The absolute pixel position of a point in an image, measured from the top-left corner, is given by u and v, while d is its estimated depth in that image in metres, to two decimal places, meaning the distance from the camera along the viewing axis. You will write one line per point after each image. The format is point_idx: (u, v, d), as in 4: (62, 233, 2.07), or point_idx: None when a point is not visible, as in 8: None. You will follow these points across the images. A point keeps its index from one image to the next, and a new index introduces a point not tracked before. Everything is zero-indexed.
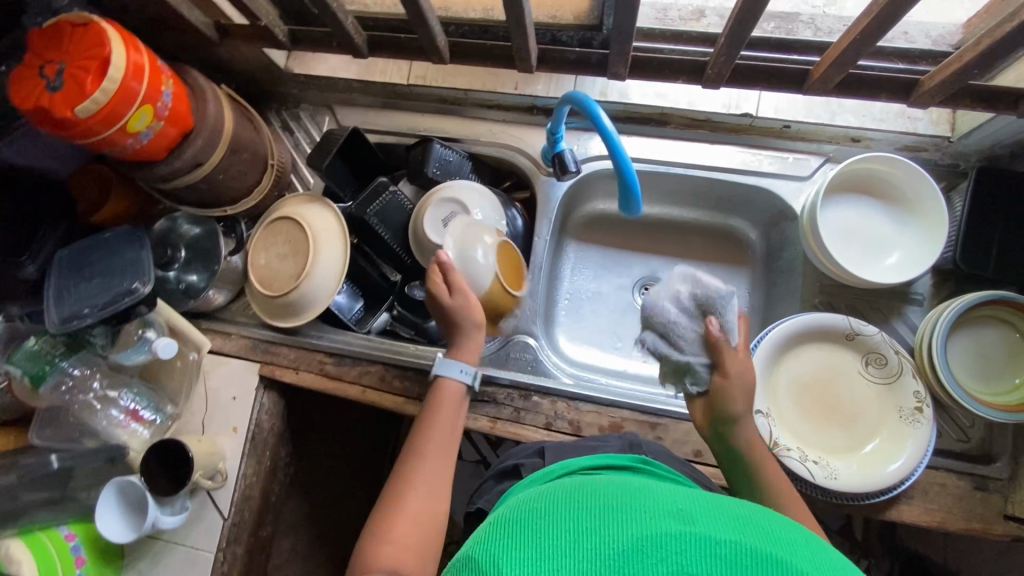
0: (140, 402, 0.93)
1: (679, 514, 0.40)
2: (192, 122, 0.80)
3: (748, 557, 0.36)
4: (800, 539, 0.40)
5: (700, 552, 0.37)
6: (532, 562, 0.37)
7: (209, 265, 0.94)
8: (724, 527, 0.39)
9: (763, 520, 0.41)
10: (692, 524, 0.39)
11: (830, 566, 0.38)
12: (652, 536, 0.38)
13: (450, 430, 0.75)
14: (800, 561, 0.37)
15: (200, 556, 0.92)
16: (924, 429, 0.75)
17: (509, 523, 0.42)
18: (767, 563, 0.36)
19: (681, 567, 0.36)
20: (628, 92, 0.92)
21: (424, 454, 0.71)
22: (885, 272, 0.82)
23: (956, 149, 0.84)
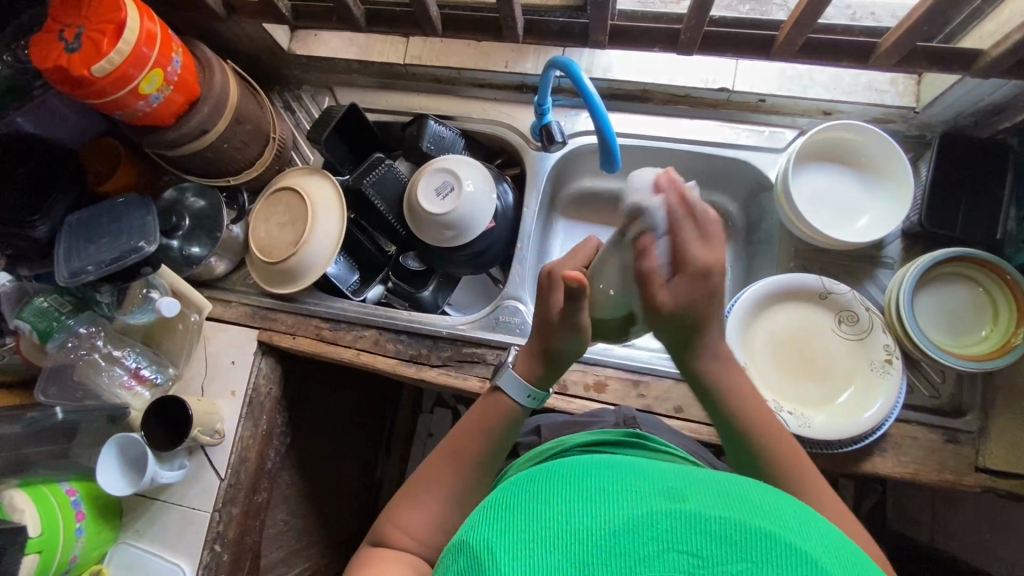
0: (141, 362, 0.97)
1: (669, 489, 0.39)
2: (198, 90, 0.85)
3: (738, 532, 0.36)
4: (796, 516, 0.39)
5: (691, 530, 0.36)
6: (523, 545, 0.37)
7: (210, 233, 0.98)
8: (714, 499, 0.38)
9: (758, 495, 0.40)
10: (683, 500, 0.38)
11: (822, 539, 0.38)
12: (643, 516, 0.37)
13: (492, 448, 0.63)
14: (792, 534, 0.37)
15: (196, 516, 0.95)
16: (894, 379, 0.78)
17: (498, 507, 0.41)
18: (761, 540, 0.36)
19: (672, 546, 0.36)
20: (611, 67, 0.97)
21: (464, 456, 0.62)
22: (855, 233, 0.87)
23: (922, 120, 0.89)
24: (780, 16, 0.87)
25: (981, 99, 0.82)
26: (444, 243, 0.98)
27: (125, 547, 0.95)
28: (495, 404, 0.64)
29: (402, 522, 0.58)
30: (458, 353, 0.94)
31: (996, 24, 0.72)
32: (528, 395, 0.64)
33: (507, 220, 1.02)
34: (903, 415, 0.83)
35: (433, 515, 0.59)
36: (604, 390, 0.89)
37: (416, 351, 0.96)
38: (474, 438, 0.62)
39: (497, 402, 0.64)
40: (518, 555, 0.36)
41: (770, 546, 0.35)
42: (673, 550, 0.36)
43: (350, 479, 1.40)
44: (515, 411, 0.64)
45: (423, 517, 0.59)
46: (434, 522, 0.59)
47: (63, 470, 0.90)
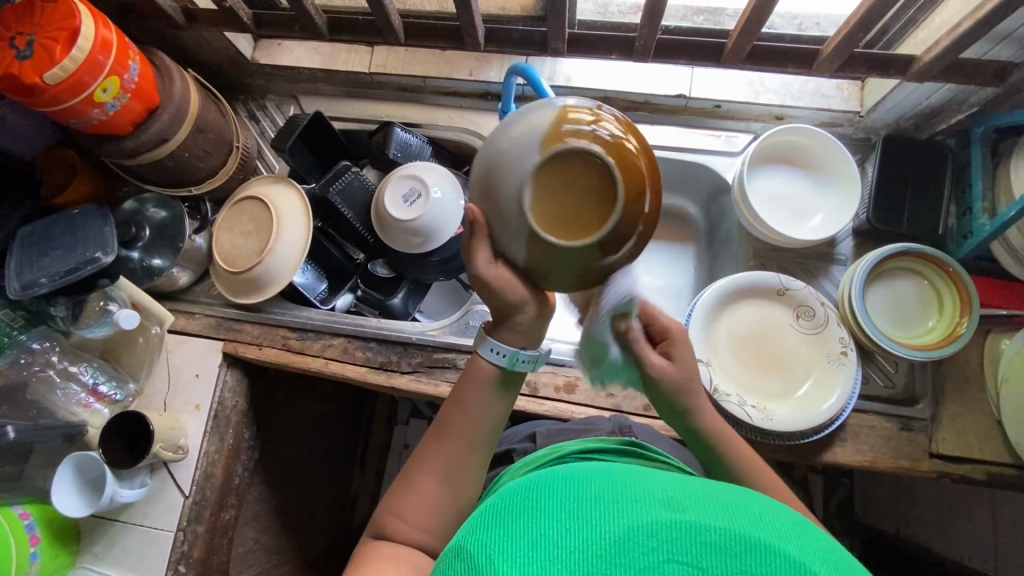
0: (100, 377, 0.94)
1: (668, 501, 0.42)
2: (158, 98, 0.84)
3: (737, 542, 0.38)
4: (795, 524, 0.41)
5: (690, 540, 0.38)
6: (525, 554, 0.39)
7: (172, 244, 0.96)
8: (713, 511, 0.40)
9: (756, 504, 0.42)
10: (682, 511, 0.40)
11: (821, 551, 0.39)
12: (645, 526, 0.39)
13: (479, 421, 0.57)
14: (791, 546, 0.38)
15: (159, 536, 0.92)
16: (850, 369, 0.82)
17: (502, 513, 0.44)
18: (758, 550, 0.37)
19: (671, 556, 0.38)
20: (572, 76, 1.00)
21: (450, 436, 0.57)
22: (809, 232, 0.90)
23: (867, 123, 0.94)
24: (731, 27, 0.91)
25: (918, 103, 0.87)
26: (411, 248, 0.97)
27: (83, 572, 0.91)
28: (474, 373, 0.57)
29: (398, 510, 0.55)
30: (428, 359, 0.94)
31: (927, 31, 0.77)
32: (497, 352, 0.56)
33: None
34: (861, 406, 0.86)
35: (432, 501, 0.55)
36: (574, 391, 0.90)
37: (387, 359, 0.95)
38: (460, 413, 0.57)
39: (473, 372, 0.57)
40: (522, 560, 0.39)
41: (768, 557, 0.37)
42: (672, 560, 0.38)
43: (323, 494, 1.37)
44: (492, 374, 0.57)
45: (421, 504, 0.55)
46: (432, 508, 0.55)
47: (16, 493, 0.86)
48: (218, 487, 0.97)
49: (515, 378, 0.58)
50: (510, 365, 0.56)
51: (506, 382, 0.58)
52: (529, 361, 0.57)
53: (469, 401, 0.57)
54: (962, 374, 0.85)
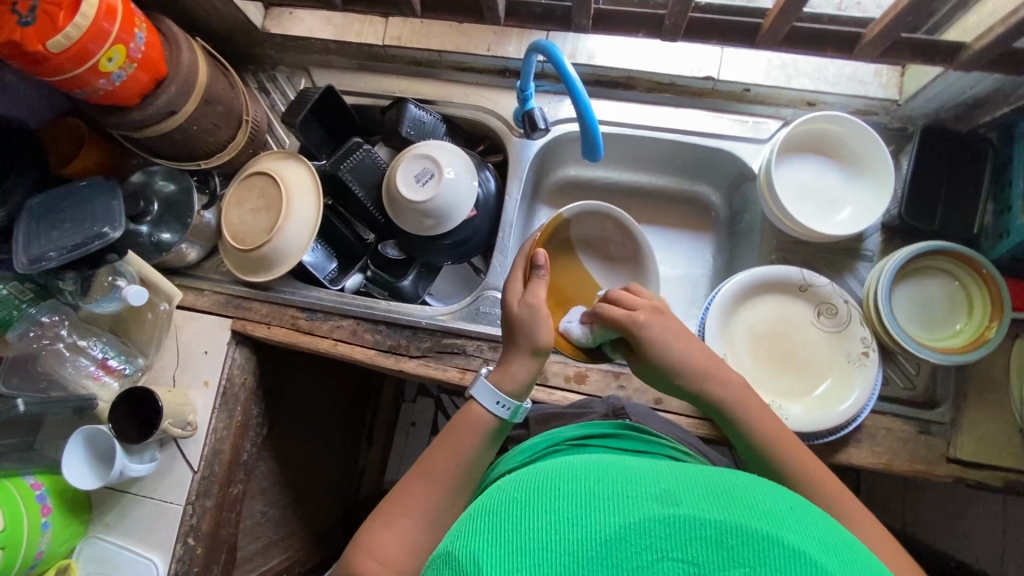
0: (109, 352, 0.94)
1: (661, 493, 0.39)
2: (165, 69, 0.82)
3: (734, 535, 0.36)
4: (796, 512, 0.39)
5: (686, 536, 0.36)
6: (507, 562, 0.36)
7: (181, 220, 0.95)
8: (708, 501, 0.38)
9: (749, 490, 0.40)
10: (675, 505, 0.38)
11: (819, 536, 0.38)
12: (636, 522, 0.37)
13: (469, 461, 0.64)
14: (791, 534, 0.36)
15: (169, 509, 0.93)
16: (870, 371, 0.79)
17: (480, 515, 0.41)
18: (758, 542, 0.35)
19: (666, 554, 0.35)
20: (596, 53, 0.96)
21: (438, 471, 0.63)
22: (836, 226, 0.87)
23: (904, 112, 0.90)
24: (767, 3, 0.85)
25: (962, 92, 0.82)
26: (423, 231, 0.96)
27: (95, 541, 0.93)
28: (469, 416, 0.65)
29: (372, 548, 0.59)
30: (437, 344, 0.93)
31: (979, 16, 0.71)
32: (500, 404, 0.65)
33: (488, 209, 1.01)
34: (878, 407, 0.84)
35: (404, 536, 0.60)
36: (585, 381, 0.89)
37: (396, 342, 0.93)
38: (449, 453, 0.63)
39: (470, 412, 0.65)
40: (509, 568, 0.35)
41: (770, 550, 0.35)
42: (667, 557, 0.35)
43: (330, 469, 1.39)
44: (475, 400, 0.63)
45: (393, 540, 0.59)
46: (405, 545, 0.59)
47: (28, 463, 0.87)
48: (226, 462, 0.98)
49: (508, 427, 0.67)
50: (510, 416, 0.66)
51: (501, 429, 0.66)
52: (523, 413, 0.67)
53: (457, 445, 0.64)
54: (987, 378, 0.83)
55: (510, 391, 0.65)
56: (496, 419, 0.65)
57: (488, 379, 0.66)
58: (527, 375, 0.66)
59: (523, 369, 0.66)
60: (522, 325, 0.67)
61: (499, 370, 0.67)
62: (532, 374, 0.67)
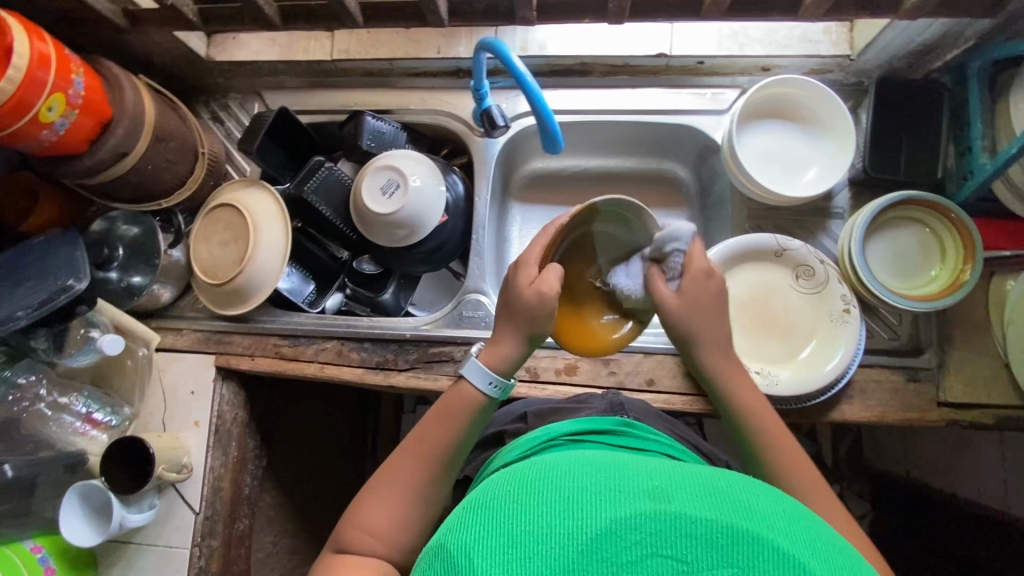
0: (93, 406, 0.92)
1: (654, 491, 0.40)
2: (110, 112, 0.80)
3: (723, 534, 0.37)
4: (789, 513, 0.40)
5: (675, 533, 0.37)
6: (504, 551, 0.37)
7: (149, 262, 0.93)
8: (700, 501, 0.39)
9: (744, 491, 0.41)
10: (667, 502, 0.39)
11: (810, 539, 0.38)
12: (627, 519, 0.38)
13: (459, 440, 0.65)
14: (779, 537, 0.37)
15: (176, 554, 0.92)
16: (852, 327, 0.80)
17: (478, 506, 0.42)
18: (746, 542, 0.36)
19: (656, 550, 0.37)
20: (547, 43, 0.95)
21: (427, 448, 0.65)
22: (805, 188, 0.87)
23: (858, 66, 0.89)
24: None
25: (911, 40, 0.82)
26: (396, 242, 0.95)
27: None
28: (459, 395, 0.66)
29: (364, 523, 0.62)
30: (425, 355, 0.92)
31: None
32: (491, 383, 0.65)
33: (460, 212, 1.00)
34: (865, 360, 0.85)
35: (393, 513, 0.63)
36: (576, 372, 0.89)
37: (382, 357, 0.92)
38: (442, 429, 0.65)
39: (460, 392, 0.66)
40: (502, 559, 0.37)
41: (757, 551, 0.36)
42: (656, 554, 0.37)
43: (339, 491, 1.38)
44: (478, 400, 0.66)
45: (380, 515, 0.62)
46: (394, 521, 0.62)
47: (26, 527, 0.86)
48: (228, 499, 0.97)
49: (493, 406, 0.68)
50: (498, 394, 0.66)
51: (490, 406, 0.67)
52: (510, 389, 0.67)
53: (447, 427, 0.65)
54: (968, 319, 0.84)
55: (501, 371, 0.66)
56: (483, 395, 0.65)
57: (479, 357, 0.66)
58: (515, 361, 0.66)
59: (509, 351, 0.65)
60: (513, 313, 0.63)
61: (488, 349, 0.66)
62: (520, 354, 0.66)
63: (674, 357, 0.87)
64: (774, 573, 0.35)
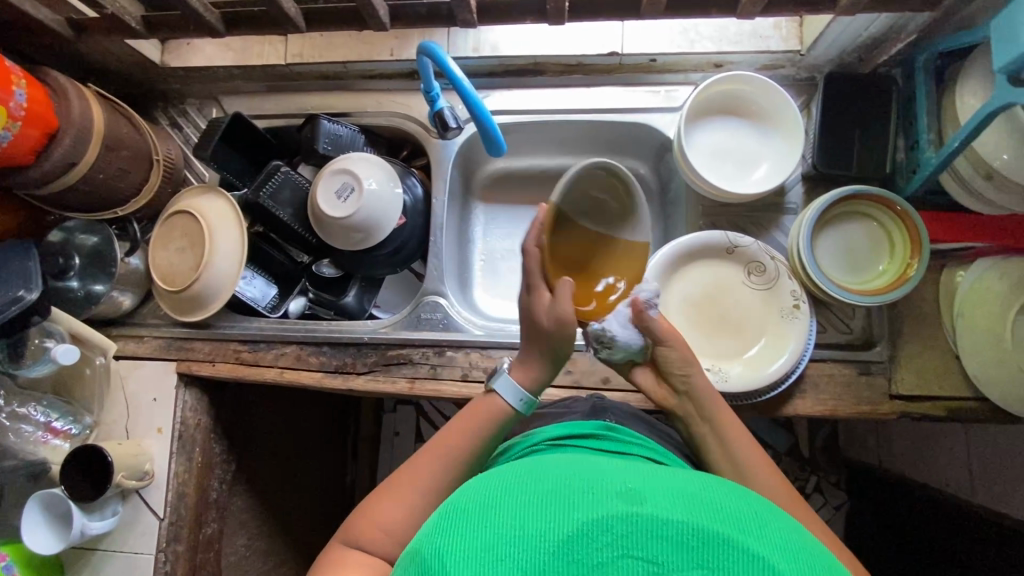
0: (53, 414, 0.92)
1: (627, 493, 0.39)
2: (56, 122, 0.80)
3: (695, 536, 0.35)
4: (767, 516, 0.39)
5: (648, 534, 0.36)
6: (477, 553, 0.36)
7: (104, 270, 0.93)
8: (672, 503, 0.38)
9: (720, 495, 0.40)
10: (639, 504, 0.37)
11: (785, 539, 0.37)
12: (598, 520, 0.37)
13: (481, 447, 0.65)
14: (752, 539, 0.36)
15: (142, 560, 0.93)
16: (802, 322, 0.81)
17: (451, 510, 0.40)
18: (718, 544, 0.35)
19: (629, 552, 0.35)
20: (499, 43, 0.95)
21: (449, 452, 0.64)
22: (756, 184, 0.87)
23: (809, 61, 0.89)
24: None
25: (858, 34, 0.82)
26: (353, 245, 0.95)
27: None
28: (488, 404, 0.68)
29: (378, 519, 0.58)
30: (383, 358, 0.92)
31: None
32: (520, 396, 0.68)
33: (418, 214, 1.00)
34: (818, 355, 0.85)
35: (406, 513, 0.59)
36: None
37: (341, 361, 0.93)
38: (466, 433, 0.65)
39: (490, 401, 0.68)
40: (475, 561, 0.36)
41: (729, 551, 0.35)
42: (629, 556, 0.35)
43: (317, 491, 1.39)
44: (505, 411, 0.68)
45: (396, 513, 0.59)
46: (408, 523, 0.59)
47: None
48: (194, 505, 0.97)
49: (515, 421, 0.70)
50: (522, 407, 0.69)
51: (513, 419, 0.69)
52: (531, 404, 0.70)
53: (471, 434, 0.65)
54: (920, 312, 0.84)
55: (532, 386, 0.69)
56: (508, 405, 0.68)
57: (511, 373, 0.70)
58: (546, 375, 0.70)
59: (539, 373, 0.69)
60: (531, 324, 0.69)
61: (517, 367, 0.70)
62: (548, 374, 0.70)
63: None
64: None
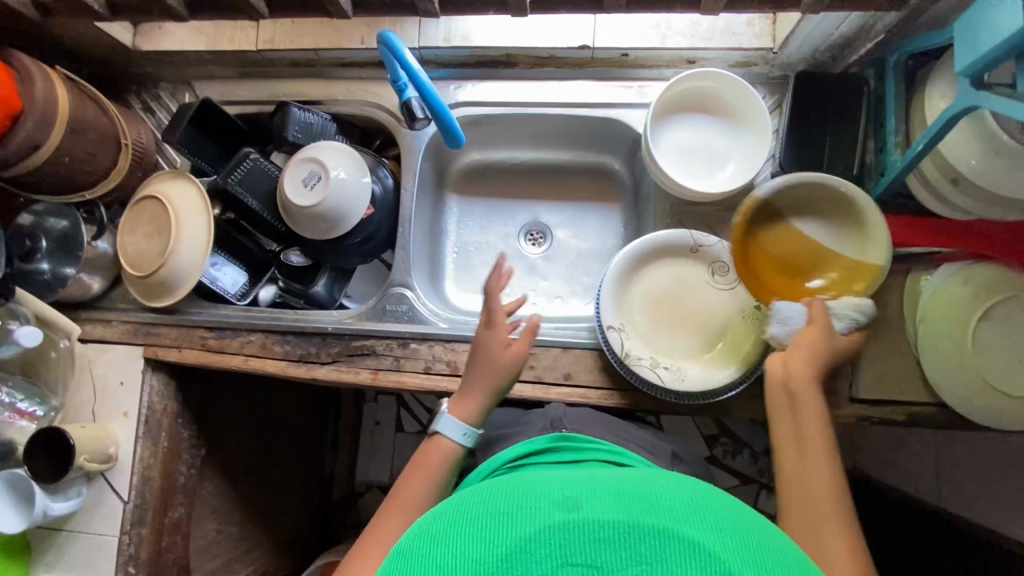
0: (17, 396, 0.93)
1: (564, 501, 0.41)
2: (19, 104, 0.80)
3: (630, 535, 0.37)
4: (701, 502, 0.41)
5: (585, 540, 0.38)
6: None
7: (72, 254, 0.93)
8: (606, 504, 0.40)
9: (654, 489, 0.42)
10: (575, 510, 0.39)
11: (720, 523, 0.40)
12: (536, 534, 0.38)
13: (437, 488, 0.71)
14: (686, 527, 0.38)
15: (106, 541, 0.94)
16: (763, 324, 0.80)
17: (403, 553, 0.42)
18: (652, 539, 0.37)
19: (568, 559, 0.37)
20: (471, 34, 0.93)
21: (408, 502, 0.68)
22: (723, 183, 0.86)
23: (782, 59, 0.88)
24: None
25: (830, 33, 0.81)
26: (323, 235, 0.95)
27: None
28: (435, 449, 0.74)
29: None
30: (347, 348, 0.92)
31: None
32: (465, 434, 0.74)
33: (387, 205, 1.00)
34: None
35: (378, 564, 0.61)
36: None
37: (305, 351, 0.93)
38: (422, 479, 0.71)
39: (436, 446, 0.73)
40: None
41: (664, 544, 0.37)
42: (569, 562, 0.37)
43: (294, 478, 1.40)
44: (456, 451, 0.74)
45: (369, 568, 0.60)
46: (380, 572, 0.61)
47: None
48: (160, 489, 0.98)
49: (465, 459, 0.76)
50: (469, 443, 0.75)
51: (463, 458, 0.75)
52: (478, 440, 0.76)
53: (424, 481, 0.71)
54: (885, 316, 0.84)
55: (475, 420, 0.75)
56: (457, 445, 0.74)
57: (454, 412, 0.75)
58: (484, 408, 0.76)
59: (480, 402, 0.76)
60: (487, 356, 0.77)
61: (457, 403, 0.75)
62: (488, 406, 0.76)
63: (591, 351, 0.87)
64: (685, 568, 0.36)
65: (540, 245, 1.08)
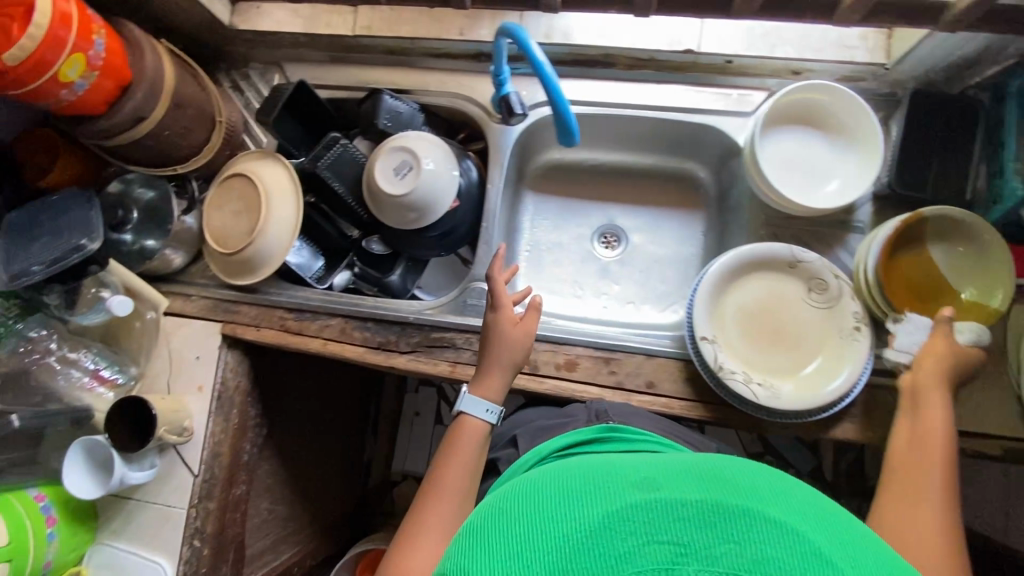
0: (101, 362, 0.95)
1: (642, 481, 0.39)
2: (129, 75, 0.81)
3: (713, 511, 0.36)
4: (781, 487, 0.40)
5: (667, 518, 0.36)
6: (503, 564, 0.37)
7: (161, 226, 0.95)
8: (685, 483, 0.38)
9: (729, 470, 0.41)
10: (655, 488, 0.38)
11: (801, 507, 0.38)
12: (619, 511, 0.37)
13: (471, 471, 0.67)
14: (769, 507, 0.37)
15: (174, 513, 0.94)
16: (862, 346, 0.78)
17: (472, 533, 0.41)
18: (739, 519, 0.36)
19: (650, 538, 0.35)
20: (572, 32, 0.93)
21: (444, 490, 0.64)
22: (825, 199, 0.84)
23: (892, 76, 0.87)
24: None
25: (951, 53, 0.79)
26: (407, 224, 0.94)
27: (102, 548, 0.95)
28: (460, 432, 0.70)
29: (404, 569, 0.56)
30: (426, 339, 0.92)
31: None
32: (489, 410, 0.71)
33: (471, 198, 0.99)
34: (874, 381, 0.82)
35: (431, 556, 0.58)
36: (575, 369, 0.87)
37: (384, 338, 0.93)
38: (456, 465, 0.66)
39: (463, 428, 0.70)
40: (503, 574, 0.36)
41: (749, 523, 0.35)
42: (652, 541, 0.35)
43: (336, 464, 1.40)
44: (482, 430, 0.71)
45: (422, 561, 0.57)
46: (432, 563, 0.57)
47: (31, 475, 0.88)
48: (227, 465, 0.98)
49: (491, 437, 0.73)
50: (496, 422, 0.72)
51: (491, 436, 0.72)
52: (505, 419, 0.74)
53: (455, 467, 0.66)
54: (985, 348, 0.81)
55: (496, 398, 0.73)
56: (486, 424, 0.71)
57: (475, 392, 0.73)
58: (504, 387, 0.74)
59: (500, 381, 0.74)
60: (501, 341, 0.76)
61: (476, 384, 0.74)
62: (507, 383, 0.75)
63: (677, 361, 0.86)
64: (774, 545, 0.34)
65: (615, 249, 1.07)
